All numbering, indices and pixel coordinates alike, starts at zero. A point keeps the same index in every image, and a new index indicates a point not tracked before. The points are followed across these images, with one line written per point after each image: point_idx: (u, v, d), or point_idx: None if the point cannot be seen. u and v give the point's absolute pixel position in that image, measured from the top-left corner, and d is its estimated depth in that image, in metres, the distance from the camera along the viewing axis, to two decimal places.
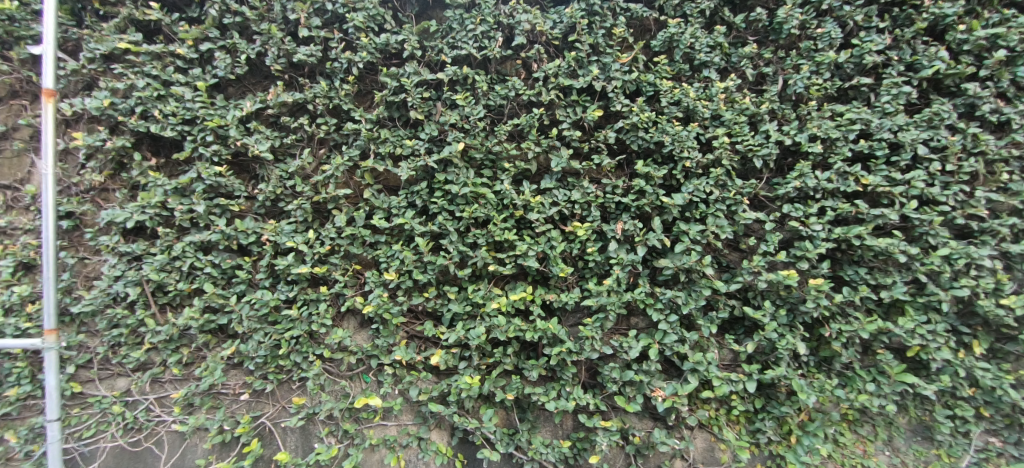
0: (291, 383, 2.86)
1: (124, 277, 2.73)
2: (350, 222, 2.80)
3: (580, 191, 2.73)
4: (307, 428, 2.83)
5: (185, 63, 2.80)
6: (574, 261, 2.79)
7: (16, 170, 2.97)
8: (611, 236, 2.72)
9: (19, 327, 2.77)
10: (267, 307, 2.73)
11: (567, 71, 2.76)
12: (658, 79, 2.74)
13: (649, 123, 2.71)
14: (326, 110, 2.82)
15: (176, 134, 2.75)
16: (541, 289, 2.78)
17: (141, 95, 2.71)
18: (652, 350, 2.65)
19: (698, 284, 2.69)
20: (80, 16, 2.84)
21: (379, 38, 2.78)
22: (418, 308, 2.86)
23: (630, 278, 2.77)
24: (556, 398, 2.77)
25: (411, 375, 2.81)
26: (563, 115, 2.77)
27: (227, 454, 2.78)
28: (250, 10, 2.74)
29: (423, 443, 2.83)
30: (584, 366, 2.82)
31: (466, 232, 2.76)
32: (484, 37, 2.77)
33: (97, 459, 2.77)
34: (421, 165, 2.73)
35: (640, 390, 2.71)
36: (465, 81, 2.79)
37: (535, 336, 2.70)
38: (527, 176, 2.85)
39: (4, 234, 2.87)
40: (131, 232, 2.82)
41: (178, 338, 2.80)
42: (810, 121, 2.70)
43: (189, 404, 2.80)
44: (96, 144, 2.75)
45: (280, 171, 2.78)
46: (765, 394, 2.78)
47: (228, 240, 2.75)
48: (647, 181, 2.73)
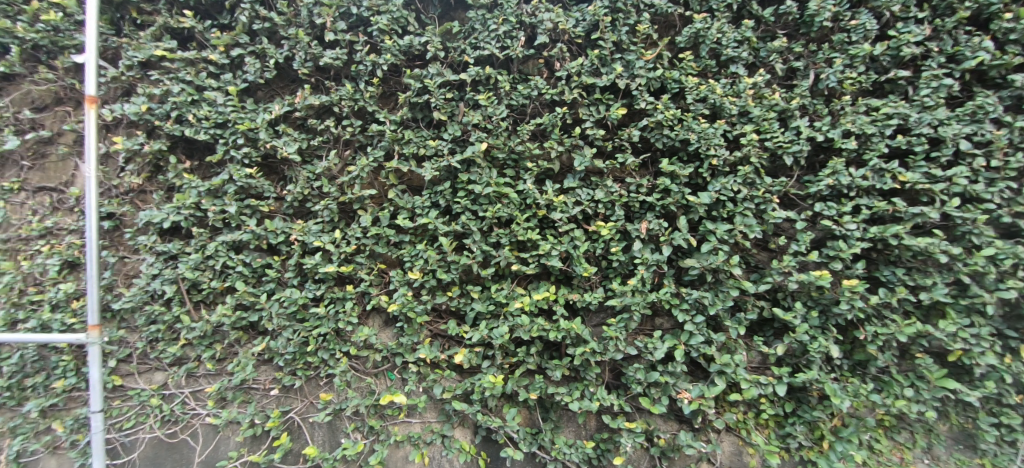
0: (318, 379, 2.92)
1: (161, 275, 2.84)
2: (375, 222, 2.84)
3: (603, 191, 2.70)
4: (334, 424, 2.89)
5: (217, 69, 2.89)
6: (597, 261, 2.77)
7: (62, 173, 3.15)
8: (636, 235, 2.69)
9: (64, 322, 2.91)
10: (295, 305, 2.79)
11: (590, 70, 2.74)
12: (683, 75, 2.70)
13: (674, 120, 2.67)
14: (351, 112, 2.87)
15: (209, 137, 2.84)
16: (564, 289, 2.77)
17: (176, 100, 2.81)
18: (678, 351, 2.61)
19: (726, 285, 2.63)
20: (119, 25, 2.97)
21: (402, 40, 2.81)
22: (442, 307, 2.88)
23: (655, 278, 2.73)
24: (579, 399, 2.75)
25: (435, 374, 2.84)
26: (586, 114, 2.75)
27: (258, 447, 2.86)
28: (279, 16, 2.82)
29: (447, 441, 2.85)
30: (608, 366, 2.79)
31: (489, 232, 2.78)
32: (506, 37, 2.77)
33: (137, 449, 2.89)
34: (444, 165, 2.75)
35: (665, 391, 2.68)
36: (487, 81, 2.80)
37: (558, 336, 2.68)
38: (550, 175, 2.85)
39: (51, 233, 3.02)
40: (168, 232, 2.93)
41: (211, 334, 2.89)
42: (843, 117, 2.62)
43: (222, 398, 2.89)
44: (135, 148, 2.87)
45: (307, 172, 2.84)
46: (796, 398, 2.70)
47: (259, 239, 2.83)
48: (672, 179, 2.69)
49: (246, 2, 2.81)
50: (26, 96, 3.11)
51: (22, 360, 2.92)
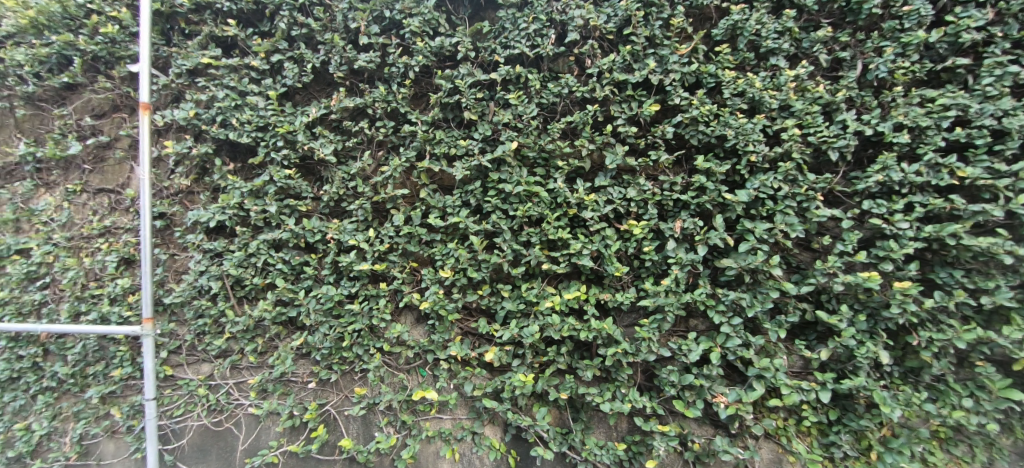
0: (353, 374, 2.99)
1: (208, 272, 2.98)
2: (407, 221, 2.88)
3: (636, 189, 2.65)
4: (368, 418, 2.96)
5: (258, 75, 3.00)
6: (629, 260, 2.72)
7: (119, 175, 3.35)
8: (670, 234, 2.62)
9: (122, 315, 3.09)
10: (332, 301, 2.87)
11: (622, 66, 2.69)
12: (719, 69, 2.61)
13: (710, 116, 2.59)
14: (384, 113, 2.93)
15: (251, 140, 2.96)
16: (595, 288, 2.73)
17: (220, 105, 2.94)
18: (714, 354, 2.54)
19: (765, 286, 2.53)
20: (169, 35, 3.13)
21: (434, 41, 2.84)
22: (473, 305, 2.89)
23: (689, 278, 2.66)
24: (610, 400, 2.71)
25: (466, 371, 2.86)
26: (618, 111, 2.70)
27: (297, 437, 2.97)
28: (316, 22, 2.91)
29: (477, 438, 2.87)
30: (640, 368, 2.74)
31: (519, 231, 2.77)
32: (537, 35, 2.77)
33: (186, 436, 3.06)
34: (475, 165, 2.77)
35: (700, 395, 2.60)
36: (518, 80, 2.80)
37: (589, 336, 2.65)
38: (581, 174, 2.81)
39: (109, 232, 3.22)
40: (214, 231, 3.07)
41: (253, 328, 3.00)
42: (895, 109, 2.47)
43: (263, 390, 3.00)
44: (184, 151, 3.01)
45: (342, 173, 2.91)
46: (840, 406, 2.57)
47: (297, 238, 2.93)
48: (708, 177, 2.61)
49: (285, 9, 2.91)
50: (86, 104, 3.33)
51: (84, 350, 3.12)
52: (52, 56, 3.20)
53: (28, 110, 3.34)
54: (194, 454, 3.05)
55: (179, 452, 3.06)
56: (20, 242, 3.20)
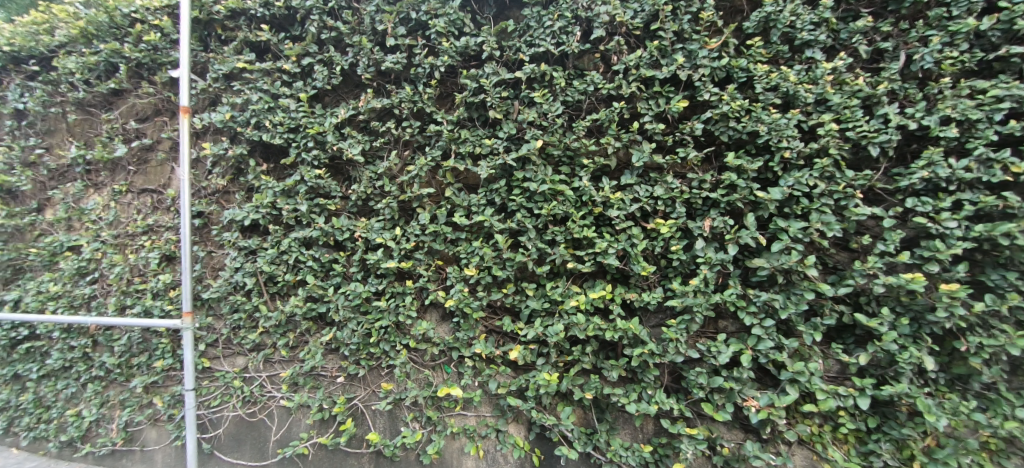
0: (380, 369, 3.04)
1: (242, 269, 3.08)
2: (433, 220, 2.91)
3: (663, 187, 2.60)
4: (394, 412, 3.01)
5: (290, 78, 3.08)
6: (656, 260, 2.67)
7: (161, 176, 3.49)
8: (699, 233, 2.56)
9: (163, 308, 3.23)
10: (359, 298, 2.92)
11: (649, 62, 2.64)
12: (751, 63, 2.53)
13: (741, 112, 2.52)
14: (411, 113, 2.96)
15: (283, 141, 3.04)
16: (621, 288, 2.70)
17: (254, 108, 3.03)
18: (745, 356, 2.46)
19: (799, 287, 2.44)
20: (206, 41, 3.25)
21: (459, 41, 2.86)
22: (497, 303, 2.89)
23: (719, 279, 2.59)
24: (636, 401, 2.67)
25: (491, 369, 2.86)
26: (645, 107, 2.66)
27: (326, 430, 3.06)
28: (344, 25, 2.97)
29: (501, 435, 2.88)
30: (667, 369, 2.68)
31: (544, 230, 2.76)
32: (562, 33, 2.75)
33: (223, 425, 3.19)
34: (500, 163, 2.77)
35: (730, 398, 2.54)
36: (542, 78, 2.79)
37: (615, 336, 2.62)
38: (606, 172, 2.77)
39: (152, 230, 3.36)
40: (248, 229, 3.17)
41: (285, 323, 3.08)
42: (942, 102, 2.34)
43: (295, 383, 3.09)
44: (220, 153, 3.13)
45: (370, 172, 2.96)
46: (880, 413, 2.46)
47: (327, 236, 3.00)
48: (739, 174, 2.53)
49: (316, 13, 2.98)
50: (131, 108, 3.49)
51: (129, 342, 3.28)
52: (100, 64, 3.37)
53: (79, 115, 3.53)
54: (230, 443, 3.19)
55: (217, 441, 3.20)
56: (71, 239, 3.41)
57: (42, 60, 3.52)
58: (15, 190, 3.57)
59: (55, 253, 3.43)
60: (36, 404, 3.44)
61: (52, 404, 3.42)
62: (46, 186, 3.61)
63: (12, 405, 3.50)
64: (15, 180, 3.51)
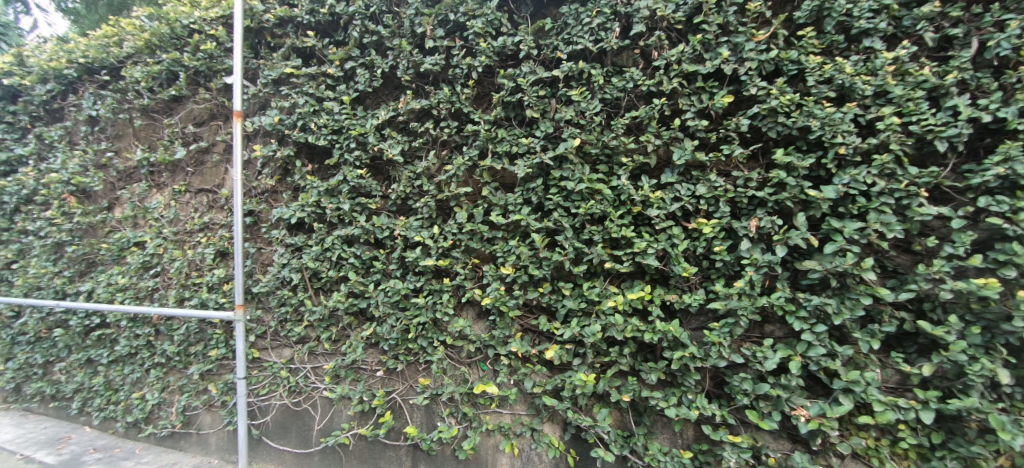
0: (417, 365, 3.09)
1: (289, 265, 3.21)
2: (470, 219, 2.93)
3: (706, 185, 2.51)
4: (431, 407, 3.06)
5: (334, 81, 3.18)
6: (698, 261, 2.59)
7: (216, 177, 3.68)
8: (744, 234, 2.46)
9: (218, 301, 3.40)
10: (398, 294, 2.99)
11: (692, 57, 2.56)
12: (802, 55, 2.41)
13: (790, 106, 2.40)
14: (449, 114, 3.00)
15: (327, 143, 3.15)
16: (660, 289, 2.63)
17: (301, 111, 3.15)
18: (793, 363, 2.34)
19: (855, 291, 2.30)
20: (257, 49, 3.42)
21: (496, 41, 2.87)
22: (533, 302, 2.87)
23: (766, 281, 2.48)
24: (676, 405, 2.59)
25: (526, 368, 2.86)
26: (687, 104, 2.57)
27: (366, 421, 3.16)
28: (385, 29, 3.06)
29: (536, 434, 2.88)
30: (708, 374, 2.59)
31: (581, 229, 2.72)
32: (600, 29, 2.71)
33: (270, 413, 3.36)
34: (537, 162, 2.75)
35: (777, 406, 2.42)
36: (580, 76, 2.76)
37: (654, 338, 2.55)
38: (645, 170, 2.71)
39: (208, 227, 3.55)
40: (295, 227, 3.30)
41: (328, 318, 3.19)
42: (1020, 92, 2.17)
43: (337, 375, 3.19)
44: (270, 154, 3.27)
45: (409, 172, 3.01)
46: (946, 429, 2.28)
47: (368, 234, 3.08)
48: (789, 172, 2.41)
49: (358, 18, 3.08)
50: (190, 113, 3.70)
51: (187, 331, 3.48)
52: (163, 72, 3.60)
53: (144, 120, 3.79)
54: (278, 429, 3.36)
55: (265, 427, 3.38)
56: (137, 235, 3.66)
57: (113, 70, 3.83)
58: (89, 191, 3.88)
59: (122, 248, 3.70)
60: (107, 387, 3.72)
61: (120, 387, 3.69)
62: (115, 186, 3.90)
63: (86, 387, 3.80)
64: (88, 181, 3.81)
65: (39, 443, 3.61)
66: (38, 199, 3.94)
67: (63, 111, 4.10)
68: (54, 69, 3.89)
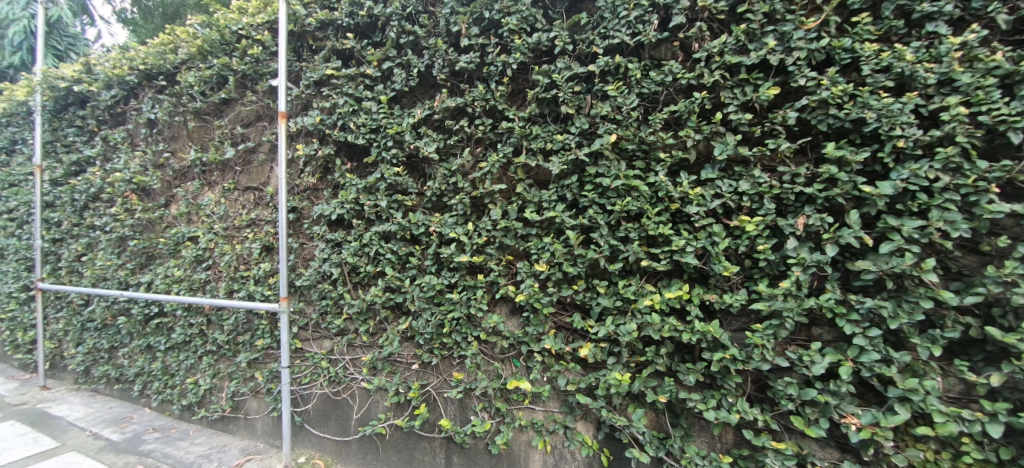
0: (452, 359, 3.13)
1: (330, 259, 3.32)
2: (504, 216, 2.93)
3: (749, 181, 2.41)
4: (465, 401, 3.10)
5: (372, 81, 3.26)
6: (740, 259, 2.49)
7: (262, 175, 3.84)
8: (790, 232, 2.35)
9: (264, 293, 3.54)
10: (433, 290, 3.03)
11: (735, 48, 2.47)
12: (857, 43, 2.28)
13: (843, 97, 2.26)
14: (483, 111, 3.00)
15: (365, 141, 3.22)
16: (699, 288, 2.55)
17: (341, 111, 3.25)
18: (844, 368, 2.23)
19: (914, 294, 2.15)
20: (300, 52, 3.54)
21: (531, 38, 2.86)
22: (567, 300, 2.84)
23: (814, 282, 2.36)
24: (715, 408, 2.51)
25: (560, 365, 2.83)
26: (729, 97, 2.48)
27: (402, 413, 3.23)
28: (421, 29, 3.10)
29: (569, 432, 2.86)
30: (750, 377, 2.49)
31: (617, 226, 2.67)
32: (638, 22, 2.64)
33: (312, 401, 3.50)
34: (572, 159, 2.72)
35: (825, 413, 2.31)
36: (617, 71, 2.70)
37: (693, 339, 2.48)
38: (684, 166, 2.63)
39: (255, 223, 3.71)
40: (335, 223, 3.41)
41: (366, 311, 3.27)
42: None
43: (374, 367, 3.27)
44: (311, 153, 3.39)
45: (444, 170, 3.04)
46: (1017, 444, 2.10)
47: (404, 230, 3.13)
48: (840, 167, 2.29)
49: (395, 19, 3.14)
50: (238, 115, 3.88)
51: (236, 322, 3.66)
52: (213, 77, 3.77)
53: (197, 122, 4.00)
54: (318, 417, 3.48)
55: (307, 415, 3.52)
56: (191, 230, 3.87)
57: (169, 76, 4.05)
58: (149, 189, 4.14)
59: (178, 242, 3.92)
60: (164, 372, 3.97)
61: (176, 373, 3.92)
62: (171, 184, 4.13)
63: (146, 371, 4.06)
64: (148, 180, 4.06)
65: (105, 422, 3.89)
66: (104, 197, 4.24)
67: (125, 115, 4.39)
68: (117, 76, 4.17)
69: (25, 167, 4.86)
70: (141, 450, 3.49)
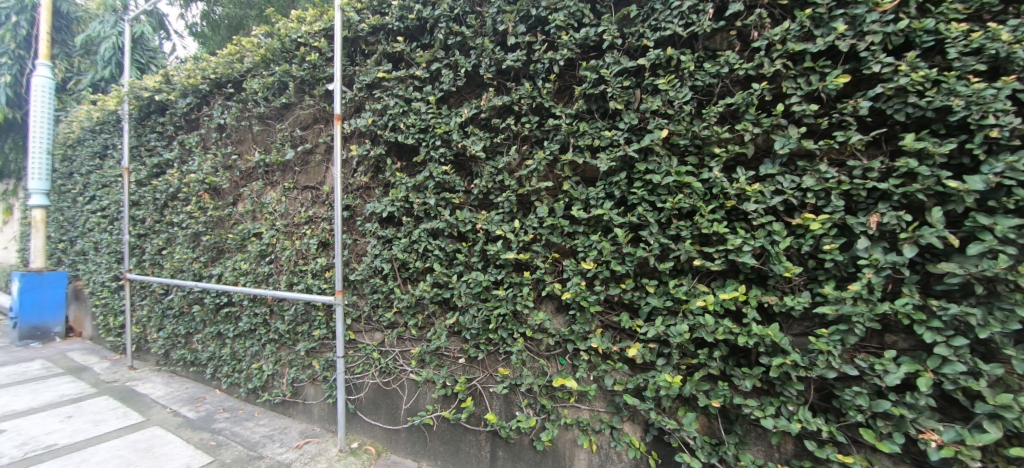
0: (497, 354, 3.14)
1: (381, 255, 3.43)
2: (551, 213, 2.90)
3: (814, 177, 2.26)
4: (510, 396, 3.12)
5: (421, 83, 3.34)
6: (803, 260, 2.34)
7: (317, 174, 4.01)
8: (861, 231, 2.17)
9: (321, 286, 3.72)
10: (480, 286, 3.05)
11: (800, 34, 2.31)
12: (941, 23, 2.08)
13: (925, 84, 2.07)
14: (529, 109, 2.98)
15: (415, 141, 3.30)
16: (757, 290, 2.42)
17: (392, 112, 3.36)
18: (923, 380, 2.05)
19: (1009, 300, 1.94)
20: (353, 57, 3.67)
21: (579, 33, 2.82)
22: (614, 298, 2.78)
23: (888, 285, 2.18)
24: (773, 416, 2.37)
25: (607, 365, 2.78)
26: (792, 87, 2.33)
27: (449, 405, 3.30)
28: (469, 30, 3.13)
29: (616, 432, 2.80)
30: (813, 384, 2.34)
31: (667, 224, 2.58)
32: (692, 12, 2.54)
33: (363, 390, 3.64)
34: (620, 155, 2.65)
35: (899, 427, 2.13)
36: (668, 63, 2.61)
37: (750, 342, 2.36)
38: (741, 161, 2.50)
39: (312, 220, 3.89)
40: (385, 221, 3.51)
41: (415, 305, 3.36)
42: None
43: (422, 360, 3.36)
44: (364, 153, 3.51)
45: (491, 168, 3.05)
46: None
47: (452, 227, 3.18)
48: (921, 160, 2.09)
49: (443, 21, 3.19)
50: (297, 118, 4.08)
51: (295, 313, 3.85)
52: (275, 83, 3.99)
53: (261, 126, 4.25)
54: (370, 405, 3.62)
55: (359, 403, 3.67)
56: (256, 227, 4.13)
57: (236, 83, 4.33)
58: (219, 189, 4.44)
59: (244, 238, 4.19)
60: (232, 357, 4.26)
61: (243, 358, 4.20)
62: (238, 184, 4.40)
63: (217, 356, 4.37)
64: (219, 180, 4.36)
65: (182, 400, 4.22)
66: (181, 196, 4.60)
67: (198, 120, 4.73)
68: (191, 85, 4.49)
69: (115, 170, 5.35)
70: (213, 427, 3.76)
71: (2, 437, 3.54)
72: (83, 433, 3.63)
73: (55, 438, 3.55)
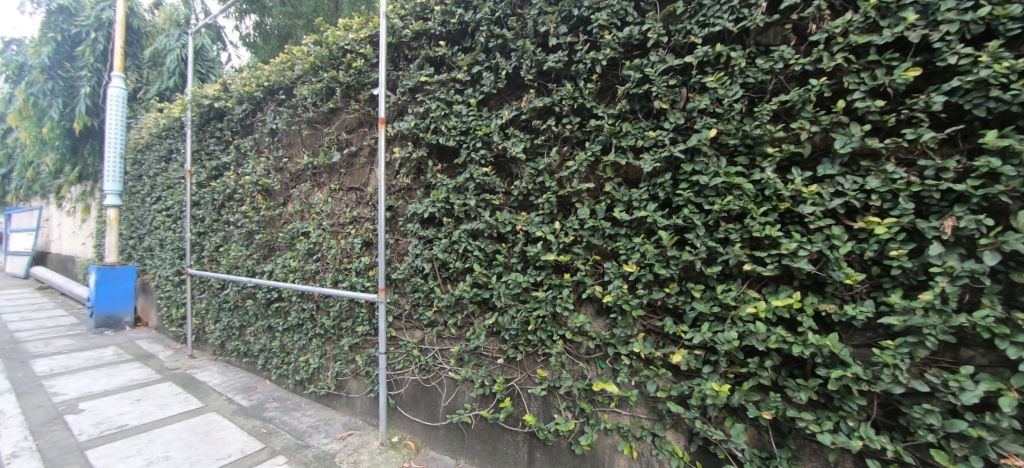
0: (536, 356, 3.13)
1: (422, 255, 3.49)
2: (592, 214, 2.86)
3: (880, 177, 2.12)
4: (549, 398, 3.09)
5: (462, 85, 3.38)
6: (865, 266, 2.20)
7: (361, 175, 4.13)
8: (934, 236, 2.01)
9: (364, 284, 3.82)
10: (519, 287, 3.05)
11: (863, 26, 2.18)
12: None
13: (1010, 76, 1.90)
14: (571, 110, 2.94)
15: (456, 143, 3.34)
16: (814, 297, 2.28)
17: (434, 115, 3.41)
18: (1007, 400, 1.87)
19: None
20: (397, 62, 3.77)
21: (622, 32, 2.76)
22: (658, 303, 2.69)
23: (965, 294, 2.01)
24: (831, 431, 2.24)
25: (649, 371, 2.70)
26: (855, 82, 2.20)
27: (487, 404, 3.31)
28: (510, 32, 3.14)
29: (658, 440, 2.72)
30: (876, 400, 2.18)
31: (715, 227, 2.49)
32: (743, 6, 2.44)
33: (404, 386, 3.72)
34: (665, 156, 2.57)
35: (977, 450, 1.96)
36: (717, 61, 2.51)
37: (806, 353, 2.23)
38: (797, 161, 2.37)
39: (356, 220, 4.01)
40: (426, 221, 3.57)
41: (455, 305, 3.39)
42: None
43: (461, 359, 3.39)
44: (406, 155, 3.58)
45: (532, 169, 3.04)
46: None
47: (491, 228, 3.18)
48: (1005, 159, 1.92)
49: (484, 24, 3.22)
50: (343, 122, 4.21)
51: (339, 310, 3.98)
52: (323, 89, 4.14)
53: (309, 130, 4.41)
54: (410, 402, 3.69)
55: (399, 399, 3.74)
56: (304, 226, 4.30)
57: (287, 90, 4.53)
58: (271, 190, 4.66)
59: (293, 236, 4.38)
60: (281, 350, 4.45)
61: (291, 351, 4.38)
62: (287, 185, 4.60)
63: (267, 349, 4.59)
64: (271, 182, 4.57)
65: (236, 389, 4.45)
66: (236, 197, 4.86)
67: (252, 125, 4.99)
68: (246, 92, 4.73)
69: (178, 172, 5.72)
70: (264, 416, 3.94)
71: (81, 416, 3.84)
72: (149, 415, 3.89)
73: (126, 419, 3.82)
